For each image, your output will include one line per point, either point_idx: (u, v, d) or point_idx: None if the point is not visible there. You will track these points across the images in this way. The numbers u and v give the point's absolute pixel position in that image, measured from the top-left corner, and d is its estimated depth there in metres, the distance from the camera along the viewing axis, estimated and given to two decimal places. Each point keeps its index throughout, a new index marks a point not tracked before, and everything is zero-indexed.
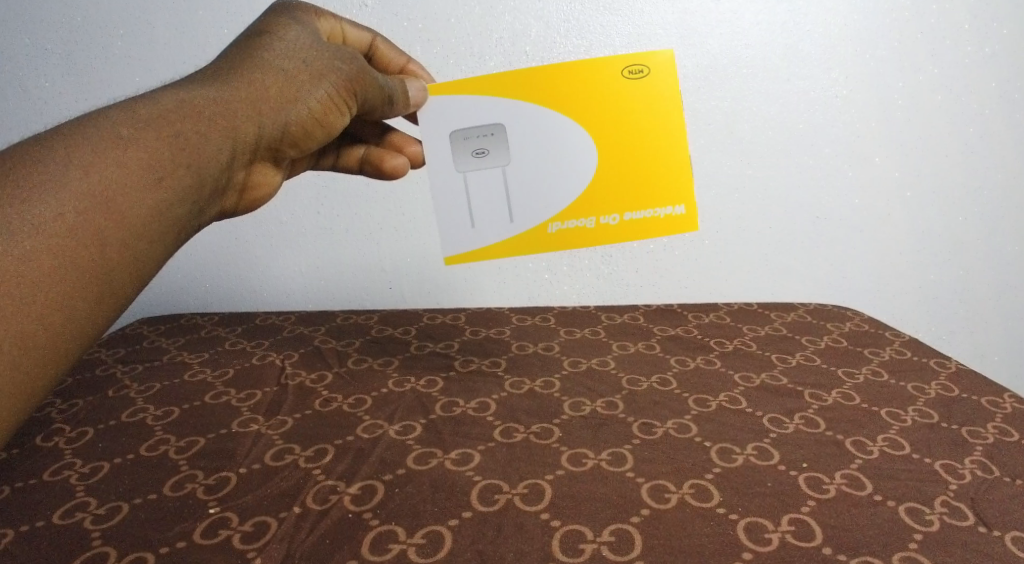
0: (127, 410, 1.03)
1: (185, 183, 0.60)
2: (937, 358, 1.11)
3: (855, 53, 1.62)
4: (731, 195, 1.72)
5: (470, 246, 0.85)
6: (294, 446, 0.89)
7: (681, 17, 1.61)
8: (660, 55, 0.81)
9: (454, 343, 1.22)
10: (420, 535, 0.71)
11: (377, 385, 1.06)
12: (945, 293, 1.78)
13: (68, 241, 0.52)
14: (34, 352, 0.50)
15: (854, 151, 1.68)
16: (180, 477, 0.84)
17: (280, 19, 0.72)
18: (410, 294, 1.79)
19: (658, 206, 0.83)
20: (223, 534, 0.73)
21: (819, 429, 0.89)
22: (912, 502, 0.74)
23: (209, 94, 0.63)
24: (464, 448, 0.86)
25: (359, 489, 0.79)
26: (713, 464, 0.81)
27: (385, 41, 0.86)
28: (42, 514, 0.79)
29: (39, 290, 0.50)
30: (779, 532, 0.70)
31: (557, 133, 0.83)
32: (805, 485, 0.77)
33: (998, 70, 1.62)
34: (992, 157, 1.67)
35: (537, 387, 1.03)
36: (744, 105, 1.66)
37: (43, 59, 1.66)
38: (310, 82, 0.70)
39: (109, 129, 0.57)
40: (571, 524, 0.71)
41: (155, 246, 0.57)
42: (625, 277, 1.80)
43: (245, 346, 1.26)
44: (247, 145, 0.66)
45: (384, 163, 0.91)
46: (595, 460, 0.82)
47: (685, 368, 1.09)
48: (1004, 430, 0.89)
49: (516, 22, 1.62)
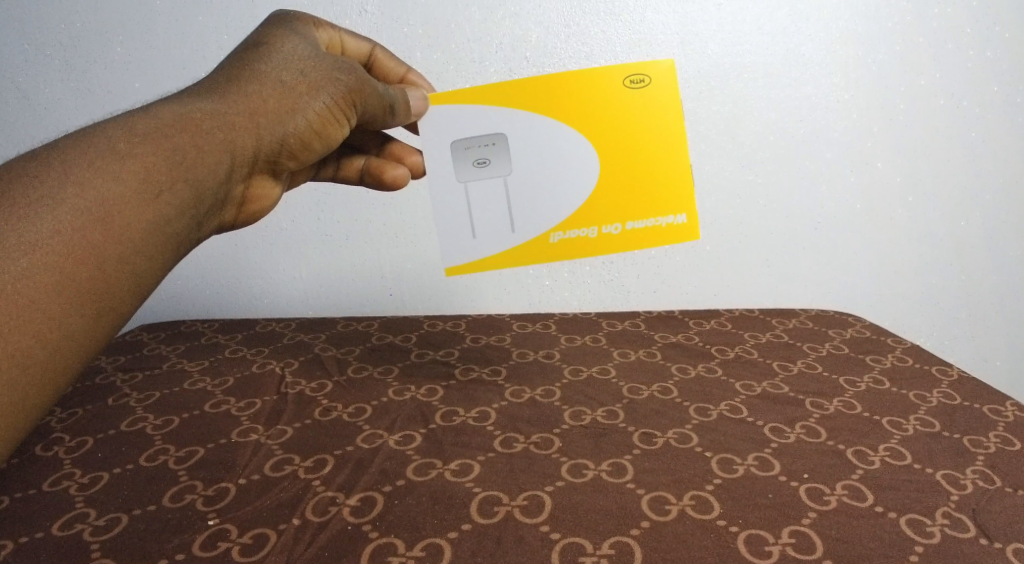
0: (127, 419, 1.03)
1: (183, 196, 0.60)
2: (939, 365, 1.11)
3: (857, 57, 1.61)
4: (732, 200, 1.72)
5: (470, 256, 0.85)
6: (294, 456, 0.89)
7: (682, 21, 1.61)
8: (660, 64, 0.80)
9: (454, 351, 1.22)
10: (419, 547, 0.71)
11: (377, 394, 1.06)
12: (947, 297, 1.77)
13: (68, 257, 0.52)
14: (32, 370, 0.49)
15: (855, 155, 1.68)
16: (179, 487, 0.84)
17: (277, 31, 0.72)
18: (411, 300, 1.79)
19: (661, 215, 0.83)
20: (223, 547, 0.73)
21: (820, 439, 0.89)
22: (913, 513, 0.74)
23: (206, 107, 0.63)
24: (465, 458, 0.86)
25: (359, 501, 0.79)
26: (714, 475, 0.81)
27: (385, 51, 0.86)
28: (41, 525, 0.79)
29: (37, 306, 0.50)
30: (780, 545, 0.69)
31: (557, 142, 0.83)
32: (805, 496, 0.77)
33: (999, 74, 1.61)
34: (993, 160, 1.67)
35: (538, 395, 1.03)
36: (745, 111, 1.66)
37: (43, 65, 1.66)
38: (308, 93, 0.70)
39: (106, 145, 0.57)
40: (571, 536, 0.71)
41: (153, 261, 0.57)
42: (625, 283, 1.80)
43: (245, 354, 1.26)
44: (245, 157, 0.66)
45: (384, 174, 0.91)
46: (595, 470, 0.82)
47: (686, 377, 1.08)
48: (1006, 440, 0.89)
49: (516, 27, 1.61)
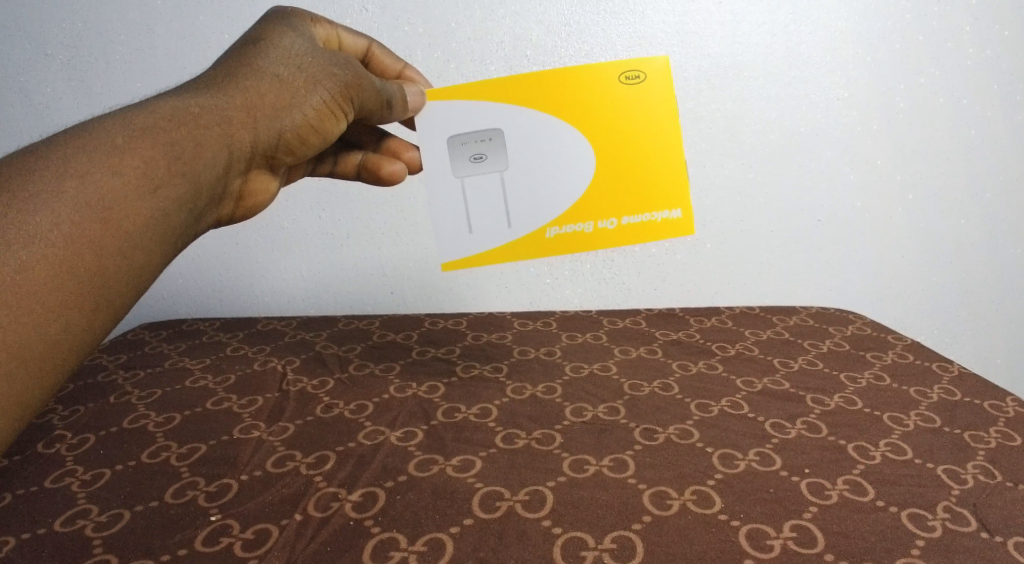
0: (128, 417, 1.03)
1: (181, 191, 0.60)
2: (939, 362, 1.11)
3: (856, 54, 1.62)
4: (732, 198, 1.72)
5: (467, 251, 0.84)
6: (295, 453, 0.89)
7: (682, 20, 1.61)
8: (656, 61, 0.81)
9: (455, 348, 1.22)
10: (420, 542, 0.71)
11: (378, 391, 1.06)
12: (945, 294, 1.77)
13: (67, 250, 0.52)
14: (32, 362, 0.50)
15: (855, 153, 1.68)
16: (180, 484, 0.84)
17: (275, 26, 0.72)
18: (412, 300, 1.80)
19: (655, 210, 0.83)
20: (224, 542, 0.73)
21: (821, 434, 0.89)
22: (914, 507, 0.74)
23: (204, 102, 0.63)
24: (466, 454, 0.86)
25: (360, 496, 0.79)
26: (715, 470, 0.81)
27: (382, 48, 0.85)
28: (42, 522, 0.79)
29: (36, 299, 0.50)
30: (781, 539, 0.69)
31: (553, 140, 0.83)
32: (807, 491, 0.77)
33: (998, 72, 1.61)
34: (992, 159, 1.67)
35: (539, 392, 1.03)
36: (745, 109, 1.66)
37: (45, 64, 1.67)
38: (305, 88, 0.70)
39: (104, 140, 0.57)
40: (572, 532, 0.71)
41: (152, 254, 0.57)
42: (625, 280, 1.80)
43: (246, 351, 1.26)
44: (242, 152, 0.66)
45: (380, 169, 0.90)
46: (597, 465, 0.82)
47: (686, 373, 1.09)
48: (1007, 435, 0.89)
49: (516, 26, 1.62)
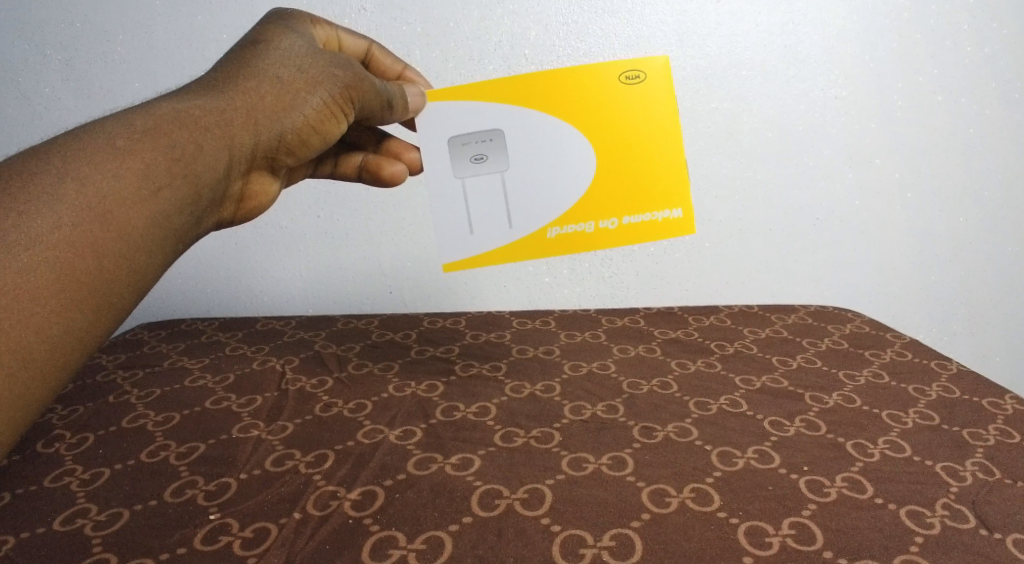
0: (128, 416, 1.03)
1: (182, 193, 0.60)
2: (938, 360, 1.11)
3: (855, 54, 1.62)
4: (731, 197, 1.72)
5: (469, 251, 0.85)
6: (294, 451, 0.90)
7: (681, 19, 1.61)
8: (655, 60, 0.81)
9: (454, 347, 1.22)
10: (420, 540, 0.71)
11: (377, 390, 1.06)
12: (945, 292, 1.78)
13: (67, 253, 0.52)
14: (32, 365, 0.50)
15: (854, 151, 1.68)
16: (180, 483, 0.84)
17: (275, 28, 0.72)
18: (410, 299, 1.80)
19: (655, 209, 0.83)
20: (224, 541, 0.73)
21: (819, 432, 0.89)
22: (913, 505, 0.74)
23: (204, 103, 0.63)
24: (464, 452, 0.86)
25: (359, 495, 0.79)
26: (713, 468, 0.81)
27: (381, 49, 0.85)
28: (42, 521, 0.79)
29: (37, 301, 0.50)
30: (779, 536, 0.69)
31: (554, 139, 0.83)
32: (805, 488, 0.77)
33: (998, 70, 1.62)
34: (992, 157, 1.67)
35: (537, 390, 1.03)
36: (744, 108, 1.66)
37: (43, 64, 1.66)
38: (305, 90, 0.70)
39: (105, 143, 0.57)
40: (571, 529, 0.71)
41: (153, 256, 0.57)
42: (624, 279, 1.81)
43: (245, 351, 1.26)
44: (242, 154, 0.66)
45: (381, 170, 0.90)
46: (595, 463, 0.83)
47: (685, 372, 1.09)
48: (1006, 432, 0.89)
49: (515, 25, 1.62)
